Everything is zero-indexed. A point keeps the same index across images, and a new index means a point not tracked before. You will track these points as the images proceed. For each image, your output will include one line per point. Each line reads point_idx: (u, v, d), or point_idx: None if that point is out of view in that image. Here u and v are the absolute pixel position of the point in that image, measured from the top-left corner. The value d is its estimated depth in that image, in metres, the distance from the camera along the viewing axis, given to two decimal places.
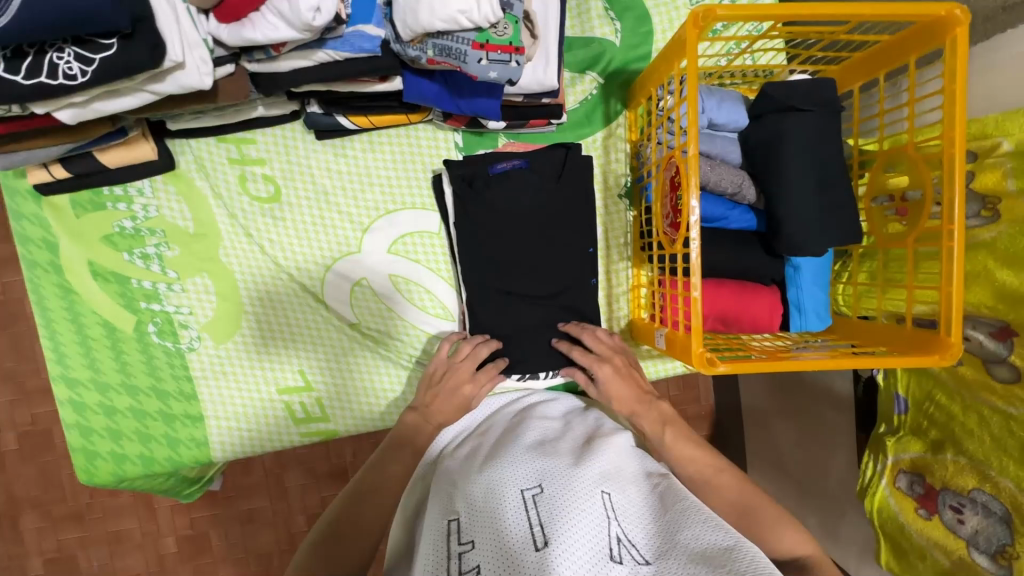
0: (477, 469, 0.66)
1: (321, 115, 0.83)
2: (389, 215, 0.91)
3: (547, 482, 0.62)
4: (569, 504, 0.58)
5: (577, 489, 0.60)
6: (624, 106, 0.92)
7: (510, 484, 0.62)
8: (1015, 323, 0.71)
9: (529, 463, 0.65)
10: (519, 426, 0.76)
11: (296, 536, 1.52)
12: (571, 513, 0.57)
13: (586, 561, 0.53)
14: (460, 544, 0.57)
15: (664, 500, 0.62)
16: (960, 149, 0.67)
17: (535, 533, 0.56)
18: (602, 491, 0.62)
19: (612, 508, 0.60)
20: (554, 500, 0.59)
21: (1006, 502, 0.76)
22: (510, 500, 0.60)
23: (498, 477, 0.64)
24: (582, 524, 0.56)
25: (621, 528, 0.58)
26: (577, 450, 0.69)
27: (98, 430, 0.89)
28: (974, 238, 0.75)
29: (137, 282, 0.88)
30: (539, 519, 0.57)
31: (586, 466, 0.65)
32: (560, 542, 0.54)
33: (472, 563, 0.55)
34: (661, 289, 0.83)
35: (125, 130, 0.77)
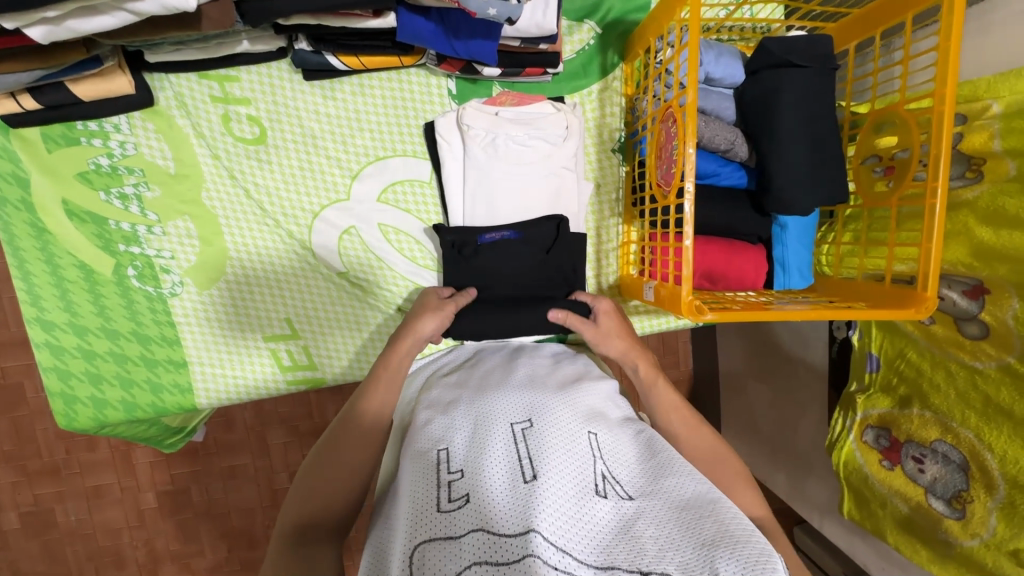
0: (467, 406, 0.66)
1: (309, 52, 0.79)
2: (379, 161, 0.89)
3: (537, 418, 0.63)
4: (558, 441, 0.59)
5: (566, 428, 0.62)
6: (621, 59, 0.91)
7: (500, 420, 0.63)
8: (989, 281, 0.74)
9: (519, 400, 0.66)
10: (506, 365, 0.77)
11: (278, 492, 1.53)
12: (561, 450, 0.58)
13: (575, 492, 0.54)
14: (449, 473, 0.57)
15: (646, 444, 0.65)
16: (949, 108, 0.68)
17: (524, 465, 0.56)
18: (589, 431, 0.63)
19: (598, 447, 0.62)
20: (543, 435, 0.60)
21: (964, 451, 0.80)
22: (500, 434, 0.61)
23: (489, 413, 0.64)
24: (571, 460, 0.58)
25: (606, 465, 0.60)
26: (563, 388, 0.70)
27: (76, 374, 0.87)
28: (956, 198, 0.77)
29: (115, 223, 0.85)
30: (529, 452, 0.58)
31: (574, 408, 0.66)
32: (551, 474, 0.55)
33: (461, 491, 0.55)
34: (652, 243, 0.84)
35: (101, 58, 0.73)
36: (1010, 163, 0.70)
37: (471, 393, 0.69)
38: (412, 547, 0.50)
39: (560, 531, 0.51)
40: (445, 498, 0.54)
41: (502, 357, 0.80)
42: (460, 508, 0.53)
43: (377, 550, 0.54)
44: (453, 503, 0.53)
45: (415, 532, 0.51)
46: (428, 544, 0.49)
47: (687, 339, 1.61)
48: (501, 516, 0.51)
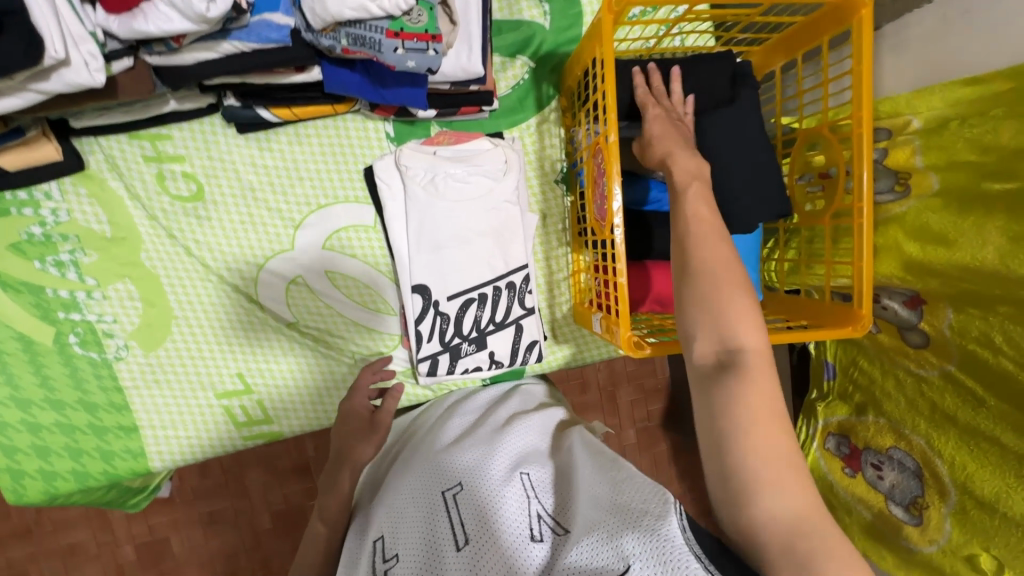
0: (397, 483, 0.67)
1: (238, 108, 0.79)
2: (321, 209, 0.89)
3: (466, 476, 0.62)
4: (482, 494, 0.59)
5: (492, 474, 0.62)
6: (557, 91, 0.92)
7: (428, 484, 0.64)
8: (924, 292, 0.75)
9: (446, 459, 0.67)
10: (437, 427, 0.79)
11: (260, 535, 1.50)
12: (484, 502, 0.58)
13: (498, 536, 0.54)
14: (385, 563, 0.58)
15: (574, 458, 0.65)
16: (867, 128, 0.69)
17: (450, 530, 0.57)
18: (516, 471, 0.64)
19: (529, 488, 0.62)
20: (467, 491, 0.60)
21: (917, 458, 0.81)
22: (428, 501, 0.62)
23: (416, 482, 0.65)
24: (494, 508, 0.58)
25: (540, 504, 0.59)
26: (489, 434, 0.71)
27: (23, 448, 0.84)
28: (885, 213, 0.78)
29: (52, 291, 0.84)
30: (456, 513, 0.58)
31: (498, 451, 0.67)
32: (475, 534, 0.55)
33: None
34: (597, 275, 0.84)
35: (23, 129, 0.72)
36: (932, 177, 0.71)
37: (402, 465, 0.71)
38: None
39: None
40: None
41: (441, 417, 0.83)
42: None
43: None
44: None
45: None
46: None
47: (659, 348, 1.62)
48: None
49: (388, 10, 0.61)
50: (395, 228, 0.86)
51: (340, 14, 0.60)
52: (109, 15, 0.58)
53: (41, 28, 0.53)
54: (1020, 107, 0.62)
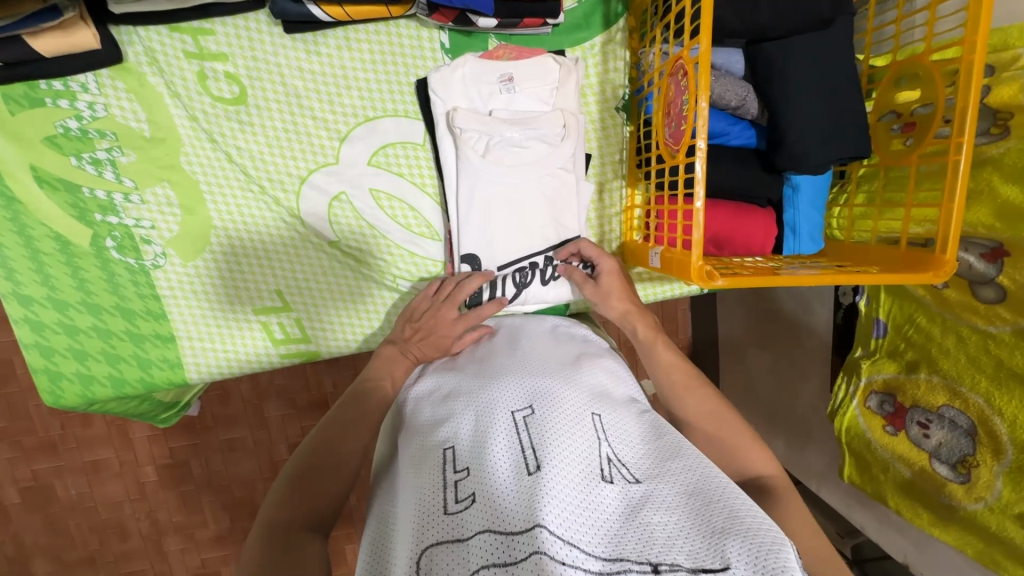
0: (467, 396, 0.64)
1: (289, 1, 0.73)
2: (369, 122, 0.84)
3: (538, 405, 0.61)
4: (560, 428, 0.58)
5: (568, 413, 0.60)
6: (626, 8, 0.85)
7: (500, 407, 0.61)
8: (1009, 243, 0.71)
9: (518, 386, 0.65)
10: (495, 348, 0.76)
11: (278, 464, 1.53)
12: (565, 437, 0.57)
13: (581, 479, 0.53)
14: (455, 473, 0.55)
15: (653, 426, 0.64)
16: (979, 57, 0.63)
17: (528, 458, 0.54)
18: (593, 412, 0.63)
19: (602, 431, 0.61)
20: (544, 422, 0.58)
21: (973, 417, 0.79)
22: (501, 423, 0.59)
23: (488, 401, 0.63)
24: (574, 446, 0.56)
25: (611, 449, 0.59)
26: (565, 369, 0.69)
27: (60, 350, 0.83)
28: (979, 156, 0.73)
29: (89, 192, 0.80)
30: (532, 441, 0.56)
31: (577, 392, 0.65)
32: (556, 466, 0.53)
33: (468, 491, 0.52)
34: (658, 208, 0.80)
35: (59, 8, 0.67)
36: None
37: (470, 380, 0.68)
38: (419, 551, 0.47)
39: (568, 522, 0.48)
40: (451, 500, 0.51)
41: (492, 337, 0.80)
42: (467, 508, 0.50)
43: (380, 548, 0.53)
44: (459, 504, 0.51)
45: (421, 535, 0.48)
46: (437, 547, 0.47)
47: (686, 307, 1.57)
48: (506, 513, 0.49)
49: None
50: (447, 148, 0.81)
51: None
52: None
53: None
54: None
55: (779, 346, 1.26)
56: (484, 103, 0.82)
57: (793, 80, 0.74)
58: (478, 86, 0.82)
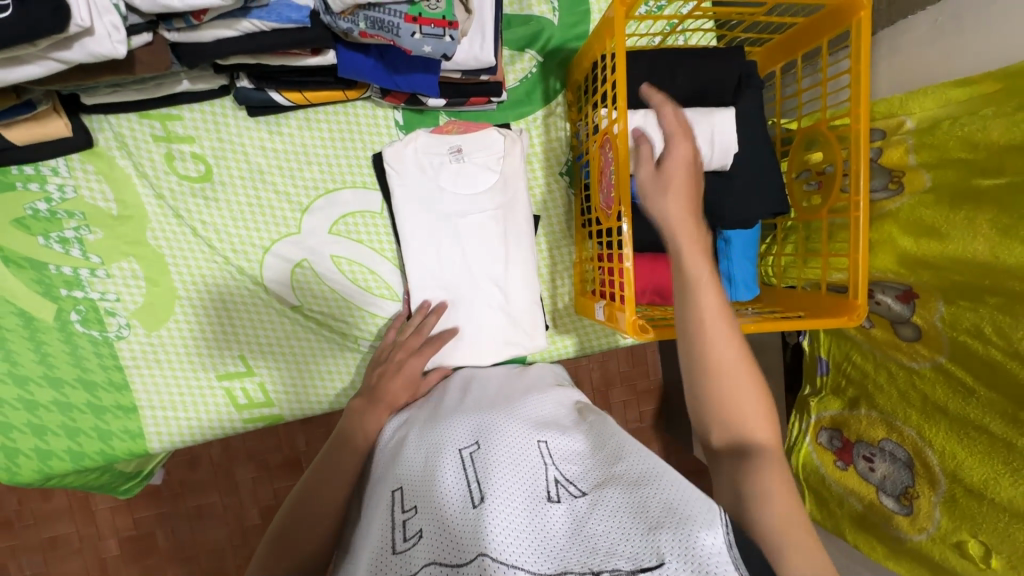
0: (419, 439, 0.68)
1: (251, 90, 0.80)
2: (329, 193, 0.89)
3: (483, 440, 0.65)
4: (502, 459, 0.61)
5: (511, 443, 0.64)
6: (564, 85, 0.94)
7: (448, 445, 0.65)
8: (916, 286, 0.78)
9: (468, 424, 0.68)
10: (451, 390, 0.80)
11: (248, 530, 1.48)
12: (508, 466, 0.60)
13: (525, 503, 0.55)
14: (404, 512, 0.58)
15: (602, 432, 0.65)
16: (864, 126, 0.72)
17: (472, 489, 0.57)
18: (539, 439, 0.65)
19: (549, 453, 0.63)
20: (488, 455, 0.62)
21: (909, 449, 0.83)
22: (448, 460, 0.63)
23: (438, 441, 0.66)
24: (516, 473, 0.59)
25: (558, 468, 0.60)
26: (514, 403, 0.74)
27: (18, 426, 0.83)
28: (882, 209, 0.81)
29: (55, 268, 0.83)
30: (476, 474, 0.59)
31: (522, 422, 0.68)
32: (497, 494, 0.55)
33: (415, 528, 0.55)
34: (601, 264, 0.86)
35: (34, 103, 0.72)
36: (925, 174, 0.74)
37: (425, 422, 0.72)
38: None
39: (513, 546, 0.51)
40: (400, 538, 0.55)
41: (451, 380, 0.84)
42: (416, 545, 0.53)
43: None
44: (408, 542, 0.54)
45: None
46: None
47: (654, 350, 1.62)
48: (451, 543, 0.52)
49: None
50: (404, 216, 0.87)
51: None
52: None
53: None
54: (1009, 107, 0.64)
55: None
56: (435, 171, 0.88)
57: (733, 146, 0.80)
58: (430, 156, 0.88)
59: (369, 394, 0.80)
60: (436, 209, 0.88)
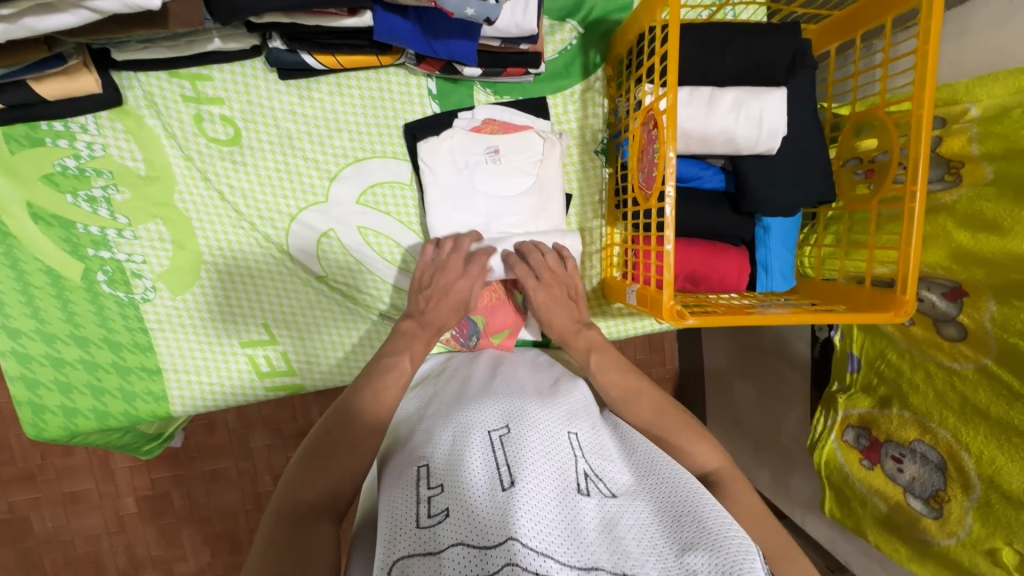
0: (445, 418, 0.67)
1: (284, 51, 0.77)
2: (358, 162, 0.87)
3: (513, 425, 0.63)
4: (534, 446, 0.60)
5: (541, 430, 0.63)
6: (603, 58, 0.90)
7: (477, 427, 0.63)
8: (967, 284, 0.74)
9: (497, 408, 0.67)
10: (474, 373, 0.79)
11: (262, 496, 1.50)
12: (539, 454, 0.59)
13: (556, 493, 0.54)
14: (429, 488, 0.56)
15: (628, 445, 0.67)
16: (927, 110, 0.68)
17: (502, 472, 0.56)
18: (569, 433, 0.65)
19: (577, 449, 0.63)
20: (519, 440, 0.60)
21: (942, 451, 0.81)
22: (477, 442, 0.61)
23: (465, 422, 0.65)
24: (547, 462, 0.58)
25: (587, 466, 0.61)
26: (542, 392, 0.73)
27: (45, 383, 0.84)
28: (937, 201, 0.77)
29: (83, 227, 0.83)
30: (507, 458, 0.58)
31: (554, 413, 0.67)
32: (532, 481, 0.54)
33: (441, 506, 0.53)
34: (635, 246, 0.83)
35: (64, 56, 0.70)
36: (987, 167, 0.70)
37: (451, 403, 0.70)
38: (391, 561, 0.48)
39: (541, 531, 0.50)
40: (424, 514, 0.52)
41: (468, 362, 0.84)
42: (441, 522, 0.51)
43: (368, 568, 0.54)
44: (433, 518, 0.52)
45: (393, 546, 0.49)
46: (408, 560, 0.48)
47: (673, 338, 1.60)
48: (480, 525, 0.50)
49: None
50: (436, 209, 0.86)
51: None
52: None
53: None
54: None
55: (763, 377, 1.28)
56: (469, 171, 0.86)
57: (782, 128, 0.77)
58: (466, 156, 0.86)
59: (418, 317, 0.78)
60: (469, 209, 0.86)
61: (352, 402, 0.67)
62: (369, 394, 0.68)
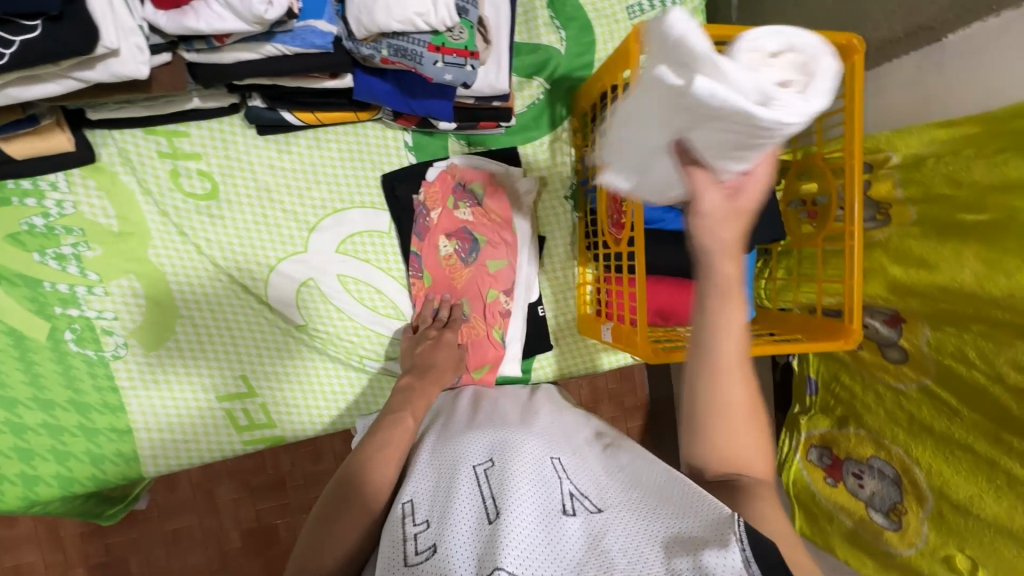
0: (433, 453, 0.69)
1: (263, 109, 0.80)
2: (337, 213, 0.89)
3: (497, 456, 0.65)
4: (515, 473, 0.61)
5: (523, 457, 0.64)
6: (569, 111, 0.96)
7: (463, 461, 0.65)
8: (903, 311, 0.83)
9: (483, 440, 0.69)
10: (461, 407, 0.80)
11: (229, 554, 1.42)
12: (523, 481, 0.60)
13: (538, 519, 0.55)
14: (417, 526, 0.58)
15: (618, 457, 0.69)
16: (858, 160, 0.76)
17: (486, 506, 0.57)
18: (552, 457, 0.67)
19: (563, 471, 0.64)
20: (502, 471, 0.62)
21: (897, 466, 0.87)
22: (462, 476, 0.63)
23: (452, 457, 0.66)
24: (531, 488, 0.59)
25: (573, 484, 0.62)
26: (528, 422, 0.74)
27: (4, 451, 0.80)
28: (871, 238, 0.86)
29: (50, 285, 0.80)
30: (491, 491, 0.59)
31: (536, 440, 0.69)
32: (513, 506, 0.55)
33: (429, 542, 0.55)
34: (608, 287, 0.88)
35: (37, 118, 0.70)
36: (911, 208, 0.79)
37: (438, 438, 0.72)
38: None
39: (523, 559, 0.51)
40: (413, 552, 0.54)
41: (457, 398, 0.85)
42: (429, 559, 0.53)
43: None
44: (422, 554, 0.54)
45: None
46: None
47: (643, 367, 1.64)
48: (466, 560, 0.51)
49: (434, 25, 0.64)
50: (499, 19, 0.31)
51: (387, 26, 0.63)
52: (158, 11, 0.60)
53: (97, 18, 0.54)
54: (990, 149, 0.70)
55: None
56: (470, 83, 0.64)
57: None
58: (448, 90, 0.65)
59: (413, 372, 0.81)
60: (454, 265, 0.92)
61: (368, 448, 0.68)
62: (377, 443, 0.69)
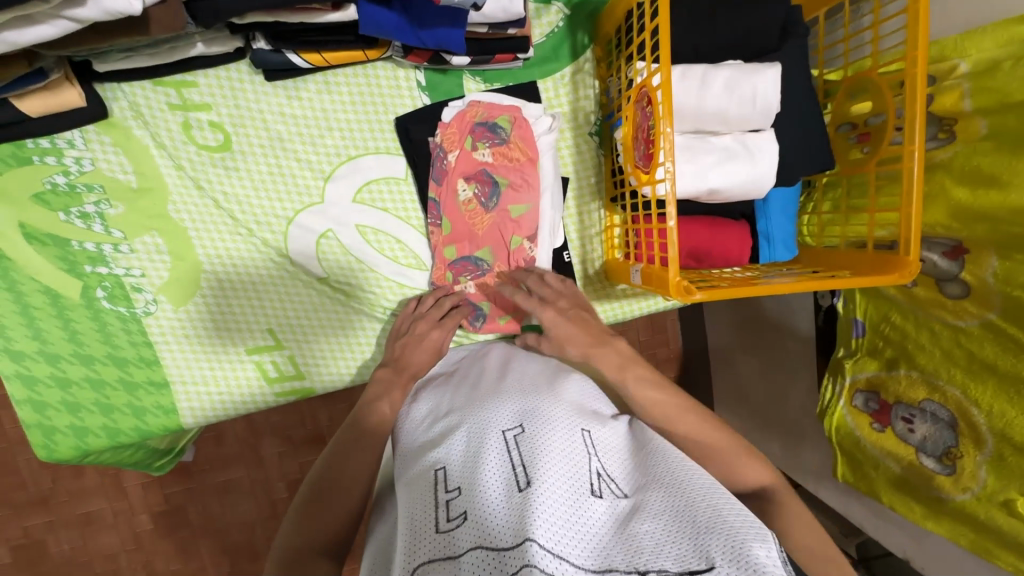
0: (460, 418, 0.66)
1: (269, 52, 0.76)
2: (351, 160, 0.86)
3: (528, 423, 0.62)
4: (547, 445, 0.58)
5: (553, 429, 0.61)
6: (591, 39, 0.89)
7: (492, 427, 0.62)
8: (968, 240, 0.75)
9: (512, 407, 0.65)
10: (482, 375, 0.78)
11: (277, 503, 1.49)
12: (555, 454, 0.57)
13: (570, 494, 0.52)
14: (447, 492, 0.55)
15: (639, 438, 0.66)
16: (921, 70, 0.68)
17: (517, 474, 0.54)
18: (582, 430, 0.64)
19: (590, 447, 0.62)
20: (533, 440, 0.59)
21: (953, 409, 0.81)
22: (492, 442, 0.60)
23: (480, 422, 0.63)
24: (563, 462, 0.56)
25: (600, 464, 0.60)
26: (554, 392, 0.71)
27: (53, 405, 0.83)
28: (931, 160, 0.78)
29: (78, 244, 0.82)
30: (522, 459, 0.56)
31: (564, 409, 0.66)
32: (545, 477, 0.53)
33: (460, 509, 0.53)
34: (636, 227, 0.83)
35: (46, 71, 0.68)
36: (981, 121, 0.70)
37: (466, 403, 0.69)
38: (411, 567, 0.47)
39: (555, 533, 0.47)
40: (443, 519, 0.51)
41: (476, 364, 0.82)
42: (459, 526, 0.50)
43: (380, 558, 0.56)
44: (451, 522, 0.51)
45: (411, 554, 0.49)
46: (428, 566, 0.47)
47: (675, 318, 1.59)
48: (495, 530, 0.48)
49: None
50: None
51: None
52: None
53: None
54: None
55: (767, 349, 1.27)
56: None
57: (775, 106, 0.76)
58: None
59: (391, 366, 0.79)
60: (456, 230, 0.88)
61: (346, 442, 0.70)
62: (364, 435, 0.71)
